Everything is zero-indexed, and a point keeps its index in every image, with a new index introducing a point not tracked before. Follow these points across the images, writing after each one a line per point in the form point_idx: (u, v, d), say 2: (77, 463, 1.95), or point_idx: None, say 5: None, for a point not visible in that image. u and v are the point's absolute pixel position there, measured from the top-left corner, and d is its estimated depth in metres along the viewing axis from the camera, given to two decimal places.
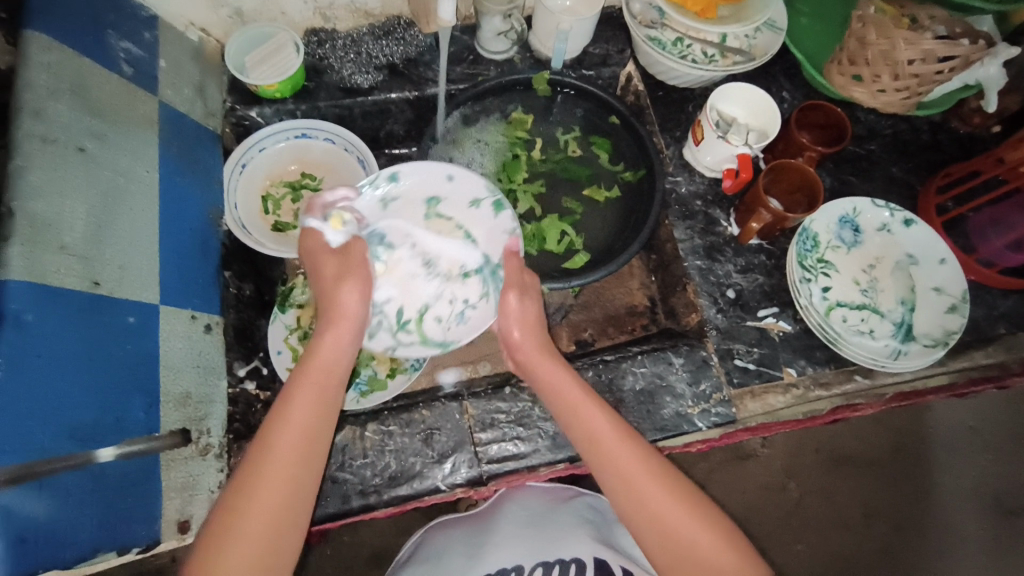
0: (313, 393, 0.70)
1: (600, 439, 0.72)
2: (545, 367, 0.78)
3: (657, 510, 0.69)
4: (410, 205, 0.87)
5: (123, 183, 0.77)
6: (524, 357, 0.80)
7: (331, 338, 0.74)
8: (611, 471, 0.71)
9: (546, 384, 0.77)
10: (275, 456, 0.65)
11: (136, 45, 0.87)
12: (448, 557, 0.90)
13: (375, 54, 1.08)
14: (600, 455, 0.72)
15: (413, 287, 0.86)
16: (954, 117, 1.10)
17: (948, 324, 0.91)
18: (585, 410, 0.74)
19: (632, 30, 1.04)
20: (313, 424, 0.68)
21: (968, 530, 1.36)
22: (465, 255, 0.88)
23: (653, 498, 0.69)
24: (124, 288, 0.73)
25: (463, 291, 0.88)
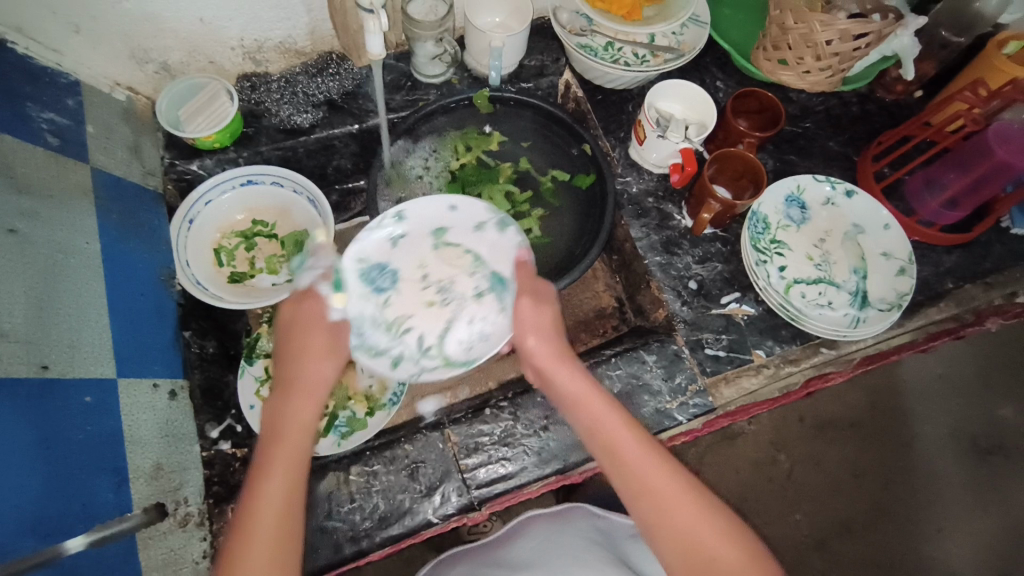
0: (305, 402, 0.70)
1: (617, 442, 0.70)
2: (565, 371, 0.76)
3: (674, 515, 0.66)
4: (418, 240, 0.90)
5: (62, 259, 0.75)
6: (544, 360, 0.77)
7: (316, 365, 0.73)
8: (628, 473, 0.69)
9: (567, 392, 0.75)
10: (264, 506, 0.61)
11: (60, 114, 0.84)
12: None
13: (311, 91, 1.07)
14: (615, 457, 0.70)
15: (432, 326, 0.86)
16: (878, 87, 1.15)
17: (899, 286, 0.95)
18: (603, 421, 0.72)
19: (563, 39, 1.06)
20: (290, 504, 0.62)
21: (950, 474, 1.41)
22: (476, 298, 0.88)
23: (658, 497, 0.67)
24: (76, 366, 0.71)
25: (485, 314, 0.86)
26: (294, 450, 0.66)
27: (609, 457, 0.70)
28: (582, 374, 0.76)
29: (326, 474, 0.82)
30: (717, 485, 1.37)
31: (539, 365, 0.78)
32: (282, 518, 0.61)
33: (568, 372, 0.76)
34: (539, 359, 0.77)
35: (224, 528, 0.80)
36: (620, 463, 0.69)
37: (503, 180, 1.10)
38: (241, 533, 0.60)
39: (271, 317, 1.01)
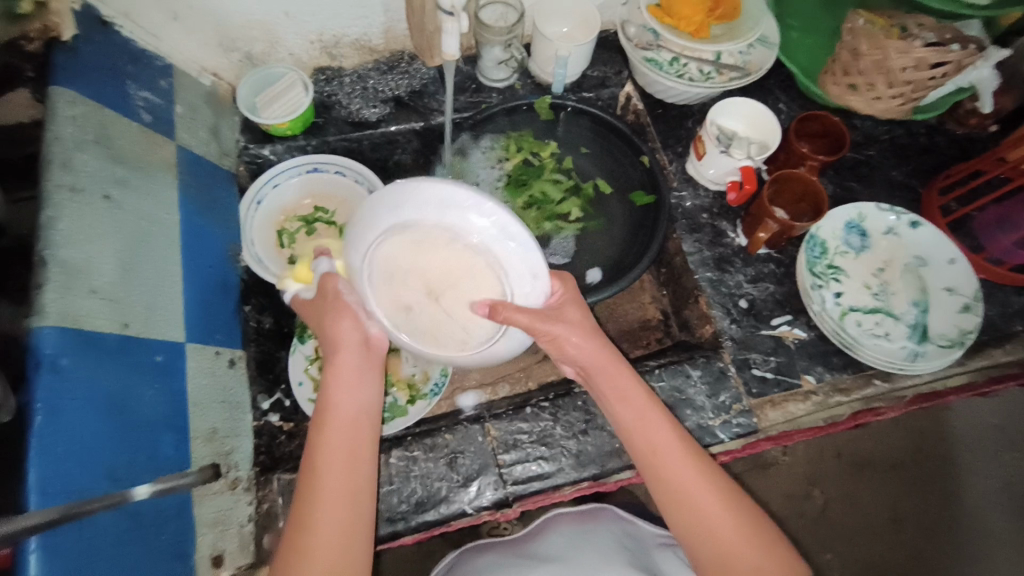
0: (343, 434, 0.67)
1: (658, 449, 0.69)
2: (615, 375, 0.73)
3: (711, 526, 0.66)
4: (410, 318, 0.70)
5: (147, 226, 0.80)
6: (588, 369, 0.74)
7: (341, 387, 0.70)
8: (666, 481, 0.68)
9: (617, 394, 0.72)
10: (325, 493, 0.64)
11: (154, 93, 0.90)
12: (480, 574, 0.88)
13: (381, 88, 1.12)
14: (653, 462, 0.69)
15: (456, 290, 0.66)
16: (950, 119, 1.11)
17: (963, 323, 0.91)
18: (650, 426, 0.71)
19: (629, 52, 1.07)
20: (349, 489, 0.65)
21: (998, 530, 1.34)
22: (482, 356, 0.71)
23: (694, 505, 0.67)
24: (151, 327, 0.75)
25: (507, 341, 0.70)
26: (338, 482, 0.65)
27: (648, 461, 0.69)
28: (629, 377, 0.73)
29: None
30: None
31: (585, 371, 0.74)
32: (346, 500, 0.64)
33: (617, 375, 0.72)
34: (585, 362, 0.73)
35: (268, 497, 0.83)
36: (655, 470, 0.69)
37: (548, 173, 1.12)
38: (303, 522, 0.63)
39: None
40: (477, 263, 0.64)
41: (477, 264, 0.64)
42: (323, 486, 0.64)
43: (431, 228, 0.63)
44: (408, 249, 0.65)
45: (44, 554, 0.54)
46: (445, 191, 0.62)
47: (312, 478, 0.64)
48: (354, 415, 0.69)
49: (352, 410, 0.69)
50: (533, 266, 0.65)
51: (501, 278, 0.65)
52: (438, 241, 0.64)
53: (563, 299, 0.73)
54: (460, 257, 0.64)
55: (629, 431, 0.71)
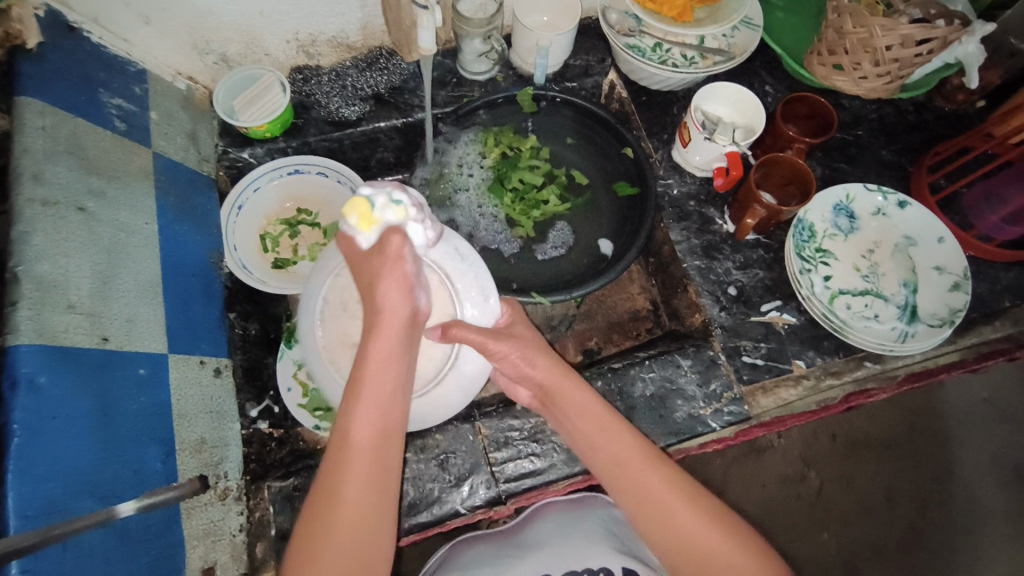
0: (375, 421, 0.61)
1: (621, 459, 0.70)
2: (570, 389, 0.73)
3: (683, 530, 0.66)
4: None
5: (125, 237, 0.79)
6: (548, 387, 0.74)
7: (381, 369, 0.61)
8: (633, 490, 0.68)
9: (574, 407, 0.73)
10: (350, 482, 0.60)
11: (127, 100, 0.88)
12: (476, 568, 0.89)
13: (360, 86, 1.10)
14: (617, 474, 0.70)
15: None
16: (937, 96, 1.10)
17: (952, 302, 0.91)
18: (612, 437, 0.71)
19: (611, 40, 1.05)
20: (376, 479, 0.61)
21: (993, 504, 1.35)
22: (429, 398, 0.69)
23: (664, 511, 0.67)
24: (133, 340, 0.74)
25: (457, 372, 0.69)
26: (367, 471, 0.61)
27: (611, 473, 0.70)
28: (586, 394, 0.73)
29: None
30: (743, 499, 1.34)
31: (544, 389, 0.75)
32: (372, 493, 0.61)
33: (574, 391, 0.73)
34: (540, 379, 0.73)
35: (259, 506, 0.82)
36: (621, 481, 0.69)
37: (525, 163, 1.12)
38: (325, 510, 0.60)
39: None
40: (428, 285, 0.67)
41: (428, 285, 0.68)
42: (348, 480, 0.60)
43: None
44: None
45: None
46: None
47: (338, 468, 0.60)
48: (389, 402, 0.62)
49: (389, 397, 0.62)
50: (483, 285, 0.69)
51: (452, 297, 0.68)
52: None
53: (512, 320, 0.75)
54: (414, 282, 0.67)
55: (592, 444, 0.71)
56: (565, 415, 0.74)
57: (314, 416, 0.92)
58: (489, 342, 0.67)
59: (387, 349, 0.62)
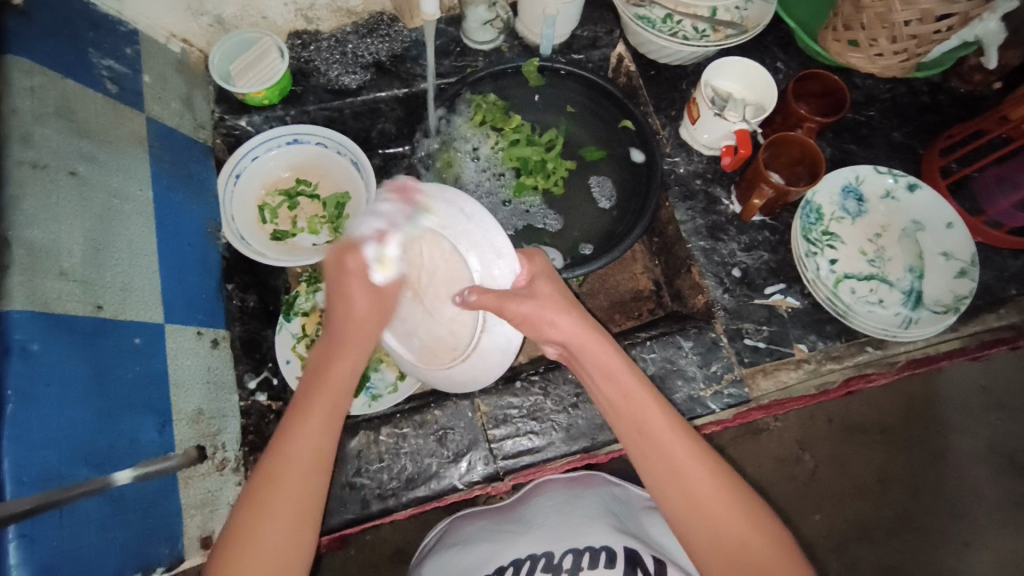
0: (330, 393, 0.68)
1: (646, 427, 0.69)
2: (598, 350, 0.72)
3: (701, 505, 0.65)
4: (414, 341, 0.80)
5: (118, 204, 0.77)
6: (573, 344, 0.72)
7: (344, 359, 0.71)
8: (655, 459, 0.68)
9: (601, 369, 0.71)
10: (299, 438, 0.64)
11: (118, 62, 0.85)
12: (474, 544, 0.90)
13: (361, 53, 1.06)
14: (642, 441, 0.69)
15: (436, 287, 0.75)
16: (953, 76, 1.07)
17: (958, 288, 0.90)
18: (638, 403, 0.70)
19: (620, 10, 1.01)
20: (320, 444, 0.65)
21: (982, 489, 1.37)
22: (472, 362, 0.77)
23: (685, 483, 0.66)
24: (126, 309, 0.73)
25: (491, 336, 0.76)
26: (316, 434, 0.65)
27: (636, 438, 0.69)
28: (617, 356, 0.71)
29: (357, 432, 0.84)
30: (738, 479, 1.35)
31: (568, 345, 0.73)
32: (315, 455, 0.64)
33: (600, 350, 0.71)
34: (565, 336, 0.72)
35: None
36: (646, 448, 0.68)
37: (512, 129, 1.08)
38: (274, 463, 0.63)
39: (309, 277, 1.02)
40: (445, 255, 0.73)
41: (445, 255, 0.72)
42: (298, 438, 0.64)
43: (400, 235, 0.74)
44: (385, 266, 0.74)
45: (23, 543, 0.54)
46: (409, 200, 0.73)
47: (288, 429, 0.65)
48: (339, 385, 0.70)
49: (344, 381, 0.70)
50: (495, 246, 0.71)
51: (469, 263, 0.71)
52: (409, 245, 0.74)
53: (533, 275, 0.73)
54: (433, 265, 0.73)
55: (618, 410, 0.71)
56: (592, 376, 0.73)
57: None
58: (507, 299, 0.69)
59: (348, 345, 0.72)
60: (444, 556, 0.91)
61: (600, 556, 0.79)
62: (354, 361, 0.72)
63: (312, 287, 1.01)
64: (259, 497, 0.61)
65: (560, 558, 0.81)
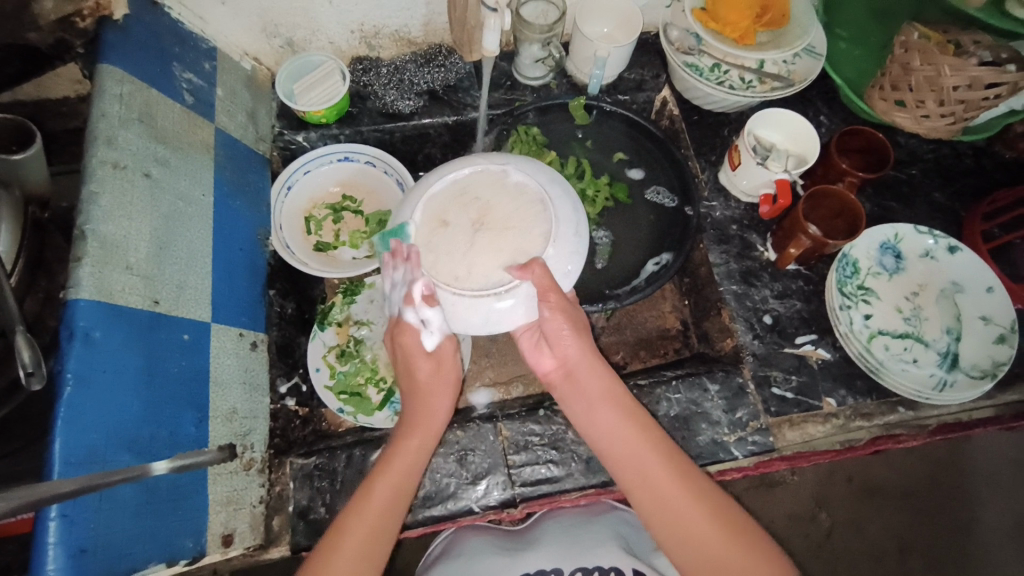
0: (393, 487, 0.71)
1: (630, 453, 0.71)
2: (592, 375, 0.75)
3: (687, 525, 0.67)
4: (432, 244, 0.70)
5: (182, 206, 0.82)
6: (571, 363, 0.76)
7: (407, 445, 0.74)
8: (637, 483, 0.70)
9: (592, 394, 0.75)
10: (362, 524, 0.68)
11: (197, 75, 0.92)
12: (481, 558, 0.90)
13: (417, 81, 1.12)
14: (627, 466, 0.71)
15: (504, 237, 0.69)
16: (998, 142, 1.08)
17: (997, 354, 0.88)
18: (623, 429, 0.72)
19: (669, 56, 1.05)
20: (385, 520, 0.69)
21: (1011, 570, 1.30)
22: (462, 301, 0.68)
23: (668, 505, 0.69)
24: (179, 306, 0.77)
25: (492, 305, 0.68)
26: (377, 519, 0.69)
27: (622, 465, 0.72)
28: (608, 384, 0.75)
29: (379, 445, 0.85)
30: None
31: (568, 366, 0.76)
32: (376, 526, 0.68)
33: (596, 375, 0.75)
34: (568, 360, 0.75)
35: (281, 480, 0.85)
36: (632, 473, 0.71)
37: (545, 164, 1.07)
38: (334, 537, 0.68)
39: (346, 289, 1.06)
40: (536, 226, 0.70)
41: (535, 228, 0.70)
42: (358, 521, 0.68)
43: (528, 186, 0.72)
44: (491, 185, 0.72)
45: (64, 522, 0.58)
46: (555, 181, 0.74)
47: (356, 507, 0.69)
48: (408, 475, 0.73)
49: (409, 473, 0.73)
50: (571, 264, 0.71)
51: (547, 249, 0.69)
52: (523, 197, 0.72)
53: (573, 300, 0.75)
54: (519, 223, 0.70)
55: (605, 439, 0.73)
56: (580, 404, 0.75)
57: (339, 398, 0.96)
58: (552, 288, 0.69)
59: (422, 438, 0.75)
60: (447, 566, 0.91)
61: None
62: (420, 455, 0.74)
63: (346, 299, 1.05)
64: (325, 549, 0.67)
65: None
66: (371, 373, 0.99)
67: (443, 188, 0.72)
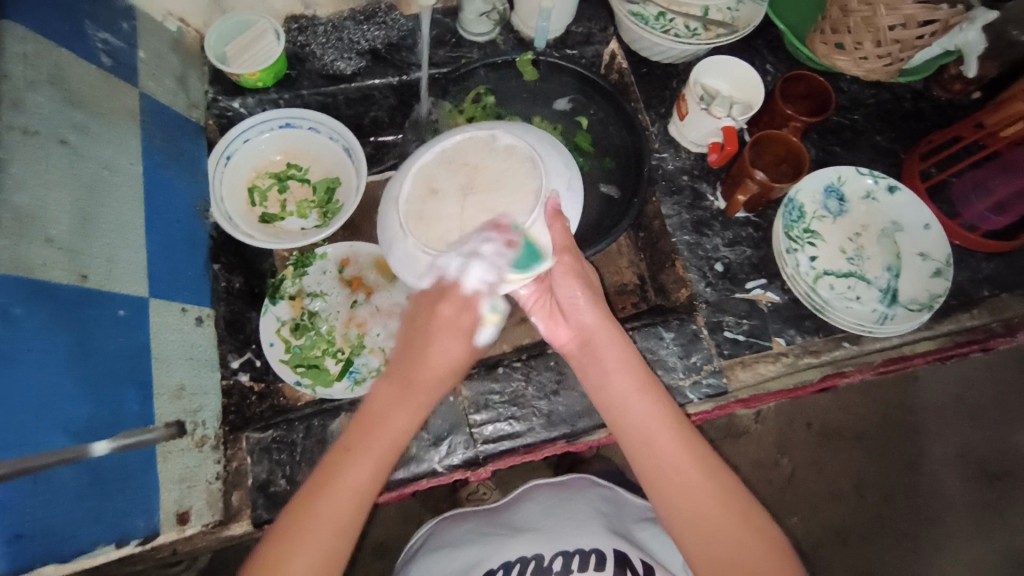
0: (374, 460, 0.67)
1: (649, 430, 0.68)
2: (615, 349, 0.71)
3: (702, 511, 0.65)
4: (422, 212, 0.71)
5: (107, 175, 0.77)
6: (588, 333, 0.73)
7: (400, 421, 0.69)
8: (654, 463, 0.67)
9: (610, 369, 0.71)
10: (336, 497, 0.66)
11: (113, 36, 0.84)
12: (461, 546, 0.90)
13: (356, 39, 1.07)
14: (643, 442, 0.68)
15: (494, 197, 0.70)
16: (935, 85, 1.10)
17: (933, 287, 0.92)
18: (640, 407, 0.69)
19: (615, 5, 1.04)
20: (360, 497, 0.67)
21: (955, 495, 1.39)
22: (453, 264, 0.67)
23: (687, 488, 0.66)
24: (113, 280, 0.73)
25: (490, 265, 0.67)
26: (348, 494, 0.66)
27: (638, 441, 0.68)
28: (627, 357, 0.71)
29: (338, 415, 0.84)
30: None
31: (583, 336, 0.73)
32: (345, 516, 0.66)
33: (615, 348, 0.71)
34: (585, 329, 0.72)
35: (237, 456, 0.83)
36: (648, 451, 0.67)
37: None
38: (310, 507, 0.66)
39: (296, 261, 1.03)
40: (526, 185, 0.70)
41: (526, 185, 0.70)
42: (333, 494, 0.66)
43: (518, 149, 0.73)
44: (480, 150, 0.73)
45: None
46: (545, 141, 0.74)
47: (336, 472, 0.67)
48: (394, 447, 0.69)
49: (396, 444, 0.69)
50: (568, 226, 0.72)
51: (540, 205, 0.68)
52: (515, 158, 0.72)
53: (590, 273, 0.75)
54: (514, 183, 0.70)
55: (621, 413, 0.70)
56: (597, 375, 0.72)
57: (296, 372, 0.95)
58: (567, 249, 0.70)
59: (410, 411, 0.69)
60: (431, 559, 0.91)
61: (590, 558, 0.81)
62: (407, 422, 0.69)
63: (298, 272, 1.03)
64: (299, 516, 0.66)
65: (549, 560, 0.82)
66: (328, 345, 0.98)
67: (432, 157, 0.73)
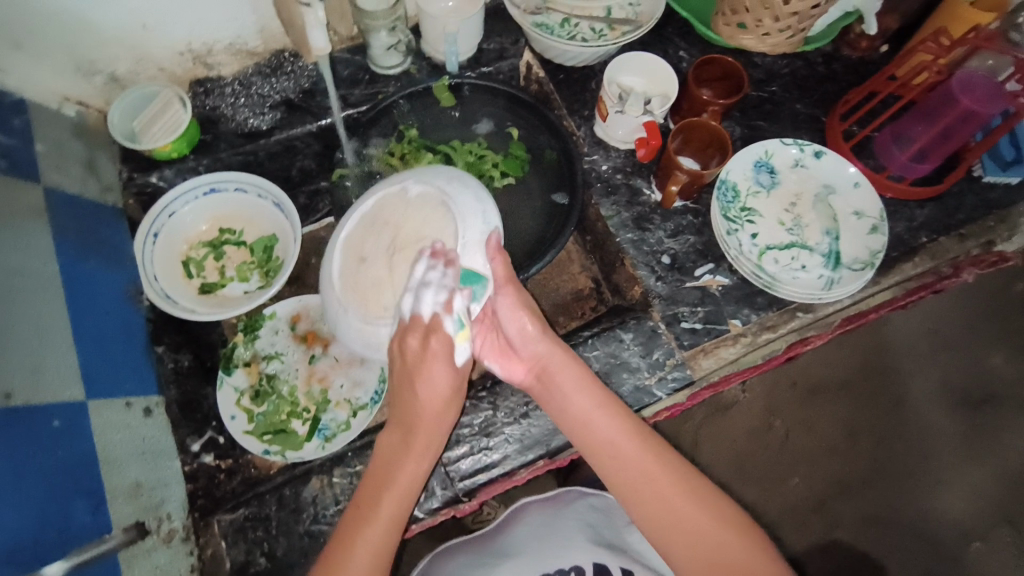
0: (394, 504, 0.68)
1: (612, 446, 0.68)
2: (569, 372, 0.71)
3: (677, 515, 0.65)
4: (355, 285, 0.71)
5: (18, 283, 0.73)
6: (542, 363, 0.72)
7: (413, 463, 0.69)
8: (622, 477, 0.67)
9: (567, 392, 0.71)
10: (360, 548, 0.65)
11: (5, 134, 0.82)
12: None
13: (267, 93, 1.05)
14: (609, 457, 0.68)
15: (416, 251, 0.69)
16: (843, 46, 1.13)
17: (872, 244, 0.95)
18: (601, 423, 0.70)
19: (519, 19, 1.05)
20: (383, 545, 0.66)
21: (944, 426, 1.40)
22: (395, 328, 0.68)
23: (660, 495, 0.66)
24: (42, 391, 0.70)
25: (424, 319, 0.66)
26: (372, 545, 0.66)
27: (603, 457, 0.69)
28: (581, 375, 0.71)
29: (310, 479, 0.82)
30: (713, 460, 1.36)
31: (539, 365, 0.73)
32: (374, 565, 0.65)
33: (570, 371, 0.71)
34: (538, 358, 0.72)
35: (210, 542, 0.80)
36: (614, 465, 0.68)
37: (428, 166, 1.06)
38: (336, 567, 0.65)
39: (245, 325, 0.97)
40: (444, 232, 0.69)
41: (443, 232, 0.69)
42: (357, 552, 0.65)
43: (430, 194, 0.72)
44: (398, 207, 0.72)
45: None
46: (456, 176, 0.73)
47: (360, 523, 0.67)
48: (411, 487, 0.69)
49: (413, 483, 0.69)
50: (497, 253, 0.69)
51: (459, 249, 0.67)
52: (429, 206, 0.71)
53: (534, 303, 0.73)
54: (432, 231, 0.69)
55: (584, 433, 0.70)
56: (556, 400, 0.72)
57: (262, 440, 0.89)
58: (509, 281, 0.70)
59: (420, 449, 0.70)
60: None
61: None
62: (422, 460, 0.70)
63: (249, 337, 0.97)
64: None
65: None
66: (292, 407, 0.93)
67: (353, 225, 0.73)
